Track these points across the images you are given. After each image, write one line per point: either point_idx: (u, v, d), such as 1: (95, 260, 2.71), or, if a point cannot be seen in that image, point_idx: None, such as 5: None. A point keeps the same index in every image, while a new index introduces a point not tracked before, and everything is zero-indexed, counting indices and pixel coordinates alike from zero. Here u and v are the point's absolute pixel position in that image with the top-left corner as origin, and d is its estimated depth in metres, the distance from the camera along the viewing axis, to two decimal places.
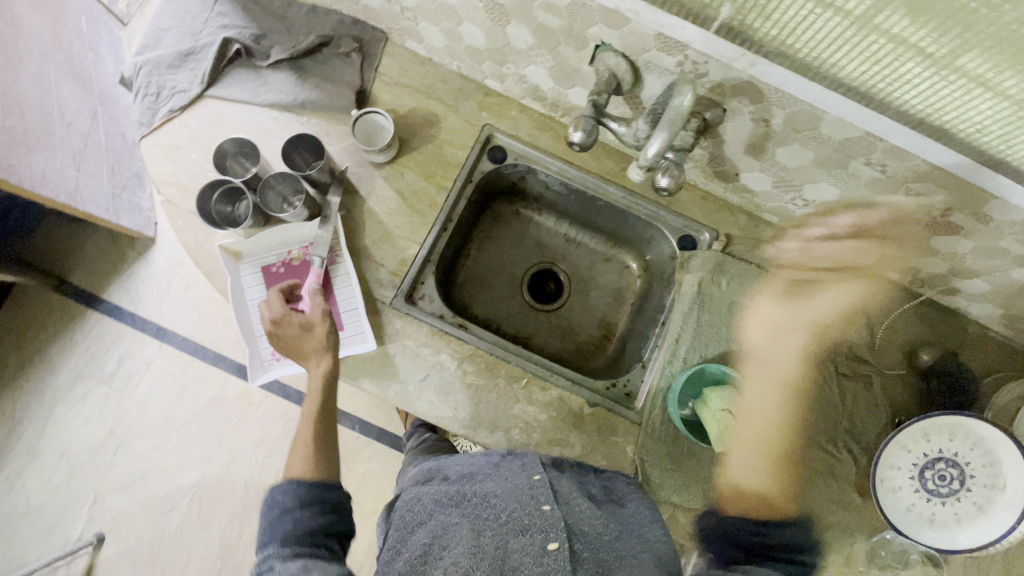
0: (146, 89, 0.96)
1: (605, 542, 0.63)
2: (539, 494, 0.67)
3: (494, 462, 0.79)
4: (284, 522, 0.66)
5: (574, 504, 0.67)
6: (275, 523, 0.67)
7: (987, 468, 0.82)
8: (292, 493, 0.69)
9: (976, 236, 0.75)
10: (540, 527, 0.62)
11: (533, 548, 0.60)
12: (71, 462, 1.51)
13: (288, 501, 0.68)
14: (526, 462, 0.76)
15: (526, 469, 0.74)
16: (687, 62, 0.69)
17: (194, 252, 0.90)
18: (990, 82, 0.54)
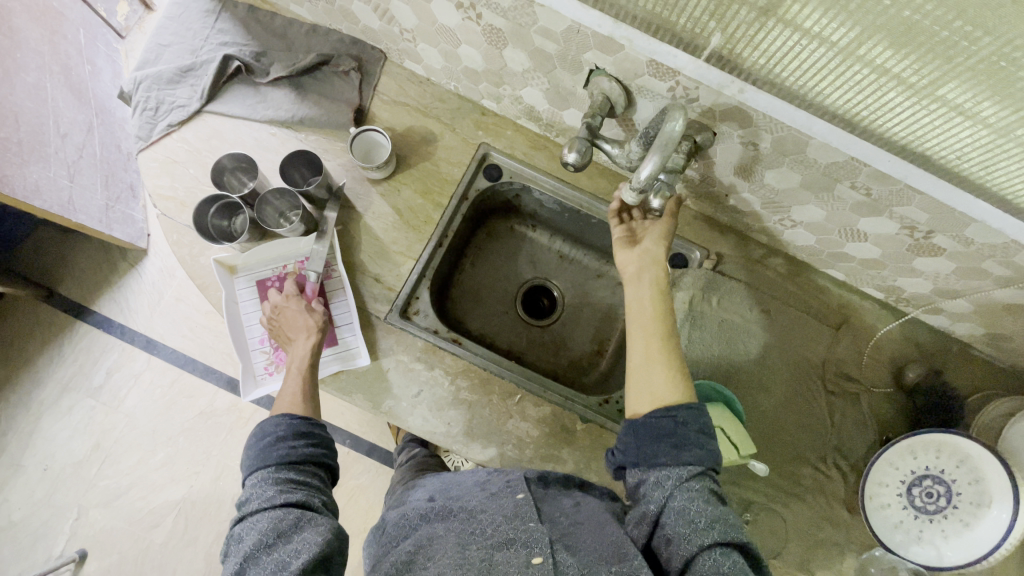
0: (145, 103, 0.96)
1: (590, 542, 0.62)
2: (523, 511, 0.67)
3: (482, 479, 0.78)
4: (277, 448, 0.69)
5: (559, 520, 0.66)
6: (266, 449, 0.69)
7: (974, 486, 0.83)
8: (288, 425, 0.72)
9: (958, 258, 0.77)
10: (525, 542, 0.62)
11: (518, 561, 0.59)
12: (55, 476, 1.48)
13: (281, 435, 0.71)
14: (511, 480, 0.75)
15: (511, 486, 0.73)
16: (679, 88, 0.71)
17: (189, 265, 0.90)
18: (968, 110, 0.57)
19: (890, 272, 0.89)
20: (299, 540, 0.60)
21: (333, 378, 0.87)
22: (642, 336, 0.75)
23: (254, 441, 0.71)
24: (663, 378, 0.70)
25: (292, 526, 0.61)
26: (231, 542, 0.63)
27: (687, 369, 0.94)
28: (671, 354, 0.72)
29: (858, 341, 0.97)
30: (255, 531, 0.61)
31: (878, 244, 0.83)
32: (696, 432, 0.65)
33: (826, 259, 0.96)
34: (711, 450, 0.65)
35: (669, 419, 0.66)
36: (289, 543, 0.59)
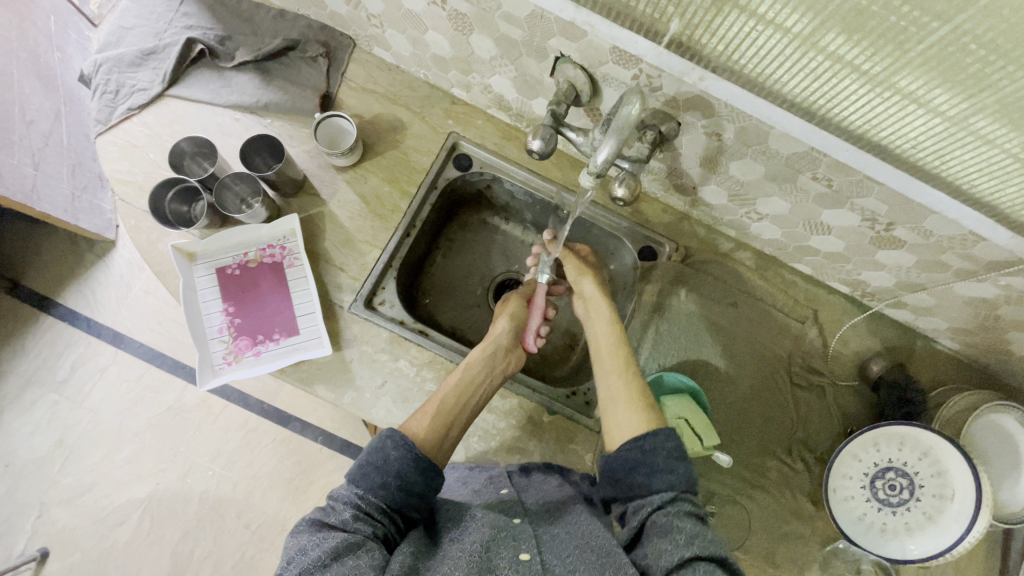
0: (105, 86, 0.94)
1: (570, 539, 0.63)
2: (509, 507, 0.69)
3: (464, 474, 0.81)
4: (378, 471, 0.66)
5: (542, 516, 0.68)
6: (367, 470, 0.67)
7: (936, 478, 0.84)
8: (395, 457, 0.67)
9: (918, 251, 0.78)
10: (514, 537, 0.61)
11: (507, 556, 0.58)
12: (15, 473, 1.43)
13: (387, 462, 0.67)
14: (493, 476, 0.78)
15: (494, 481, 0.77)
16: (642, 76, 0.71)
17: (147, 252, 0.88)
18: (921, 99, 0.57)
19: (855, 266, 0.90)
20: (351, 568, 0.55)
21: (293, 368, 0.84)
22: (604, 375, 0.80)
23: (364, 454, 0.69)
24: (628, 412, 0.74)
25: (350, 553, 0.57)
26: (290, 552, 0.57)
27: (654, 362, 0.95)
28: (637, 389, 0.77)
29: (824, 335, 0.98)
30: (320, 547, 0.56)
31: (842, 237, 0.84)
32: (665, 458, 0.67)
33: (792, 253, 0.96)
34: (683, 473, 0.66)
35: (634, 449, 0.68)
36: (339, 568, 0.54)
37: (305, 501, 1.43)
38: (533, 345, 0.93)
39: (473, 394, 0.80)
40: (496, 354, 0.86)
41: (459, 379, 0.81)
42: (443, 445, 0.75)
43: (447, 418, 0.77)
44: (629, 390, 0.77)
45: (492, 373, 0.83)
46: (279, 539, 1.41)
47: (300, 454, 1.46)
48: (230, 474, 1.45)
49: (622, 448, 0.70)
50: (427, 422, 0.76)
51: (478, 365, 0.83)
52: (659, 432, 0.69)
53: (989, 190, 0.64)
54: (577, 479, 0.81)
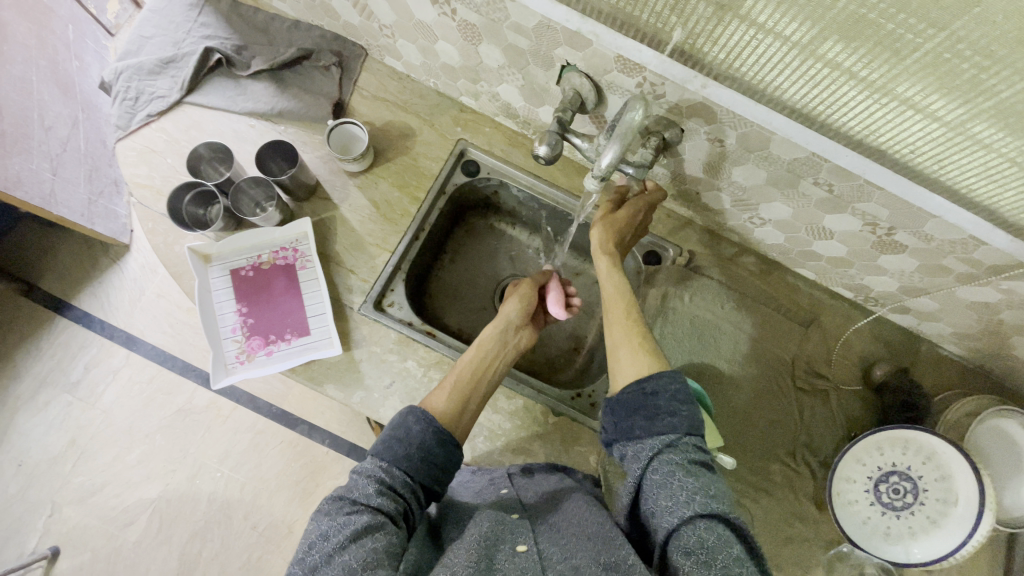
0: (125, 93, 0.97)
1: (574, 528, 0.64)
2: (509, 504, 0.70)
3: (468, 477, 0.83)
4: (401, 444, 0.67)
5: (541, 508, 0.69)
6: (390, 443, 0.67)
7: (940, 482, 0.84)
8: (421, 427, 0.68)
9: (920, 255, 0.79)
10: (513, 529, 0.63)
11: (505, 548, 0.59)
12: (28, 472, 1.46)
13: (410, 436, 0.67)
14: (494, 476, 0.80)
15: (496, 481, 0.79)
16: (646, 84, 0.73)
17: (164, 254, 0.90)
18: (919, 104, 0.59)
19: (857, 271, 0.91)
20: (370, 550, 0.55)
21: (304, 367, 0.86)
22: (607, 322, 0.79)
23: (387, 429, 0.69)
24: (629, 356, 0.73)
25: (370, 534, 0.57)
26: (311, 537, 0.57)
27: None
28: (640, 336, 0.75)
29: (827, 339, 0.98)
30: (341, 532, 0.56)
31: (844, 241, 0.85)
32: (667, 399, 0.66)
33: (796, 258, 0.97)
34: (684, 416, 0.66)
35: (636, 392, 0.68)
36: (360, 550, 0.55)
37: (313, 503, 1.44)
38: (561, 312, 0.94)
39: (487, 370, 0.81)
40: (507, 330, 0.86)
41: (471, 356, 0.81)
42: (462, 420, 0.76)
43: (463, 394, 0.77)
44: (630, 337, 0.76)
45: (504, 350, 0.84)
46: (286, 540, 1.42)
47: (307, 456, 1.48)
48: (238, 476, 1.46)
49: (625, 390, 0.70)
50: (444, 397, 0.76)
51: (490, 342, 0.84)
52: (664, 374, 0.69)
53: (987, 195, 0.66)
54: (580, 477, 0.82)
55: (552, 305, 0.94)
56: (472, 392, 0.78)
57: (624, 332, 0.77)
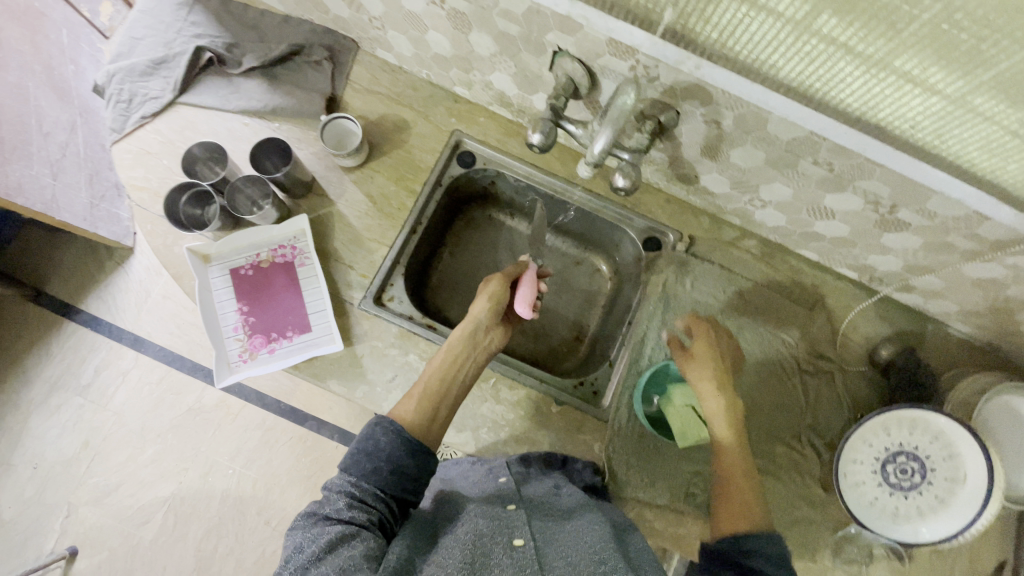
0: (119, 95, 0.97)
1: (568, 531, 0.64)
2: (505, 496, 0.71)
3: (466, 467, 0.83)
4: (368, 458, 0.67)
5: (537, 503, 0.70)
6: (359, 458, 0.67)
7: (948, 461, 0.83)
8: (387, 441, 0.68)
9: (924, 232, 0.78)
10: (509, 525, 0.63)
11: (502, 543, 0.59)
12: (45, 474, 1.48)
13: (378, 448, 0.68)
14: (493, 465, 0.81)
15: (494, 471, 0.79)
16: (639, 67, 0.72)
17: (164, 255, 0.91)
18: (917, 78, 0.57)
19: (860, 250, 0.90)
20: (347, 557, 0.55)
21: (306, 364, 0.87)
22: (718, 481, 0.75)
23: (356, 442, 0.69)
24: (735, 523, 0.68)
25: (345, 543, 0.57)
26: (287, 551, 0.58)
27: (661, 351, 0.95)
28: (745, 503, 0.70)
29: (832, 321, 0.97)
30: (316, 543, 0.57)
31: (846, 221, 0.84)
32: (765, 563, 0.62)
33: (798, 240, 0.96)
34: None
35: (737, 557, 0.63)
36: (335, 559, 0.55)
37: None
38: (527, 312, 0.90)
39: (457, 375, 0.81)
40: (476, 331, 0.85)
41: (440, 361, 0.81)
42: (433, 425, 0.75)
43: (432, 400, 0.77)
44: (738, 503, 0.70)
45: (473, 353, 0.84)
46: None
47: (317, 452, 1.50)
48: (249, 472, 1.48)
49: (722, 542, 0.66)
50: (412, 407, 0.76)
51: (458, 346, 0.83)
52: (762, 536, 0.64)
53: (990, 167, 0.64)
54: (579, 468, 0.85)
55: (519, 304, 0.90)
56: (440, 399, 0.78)
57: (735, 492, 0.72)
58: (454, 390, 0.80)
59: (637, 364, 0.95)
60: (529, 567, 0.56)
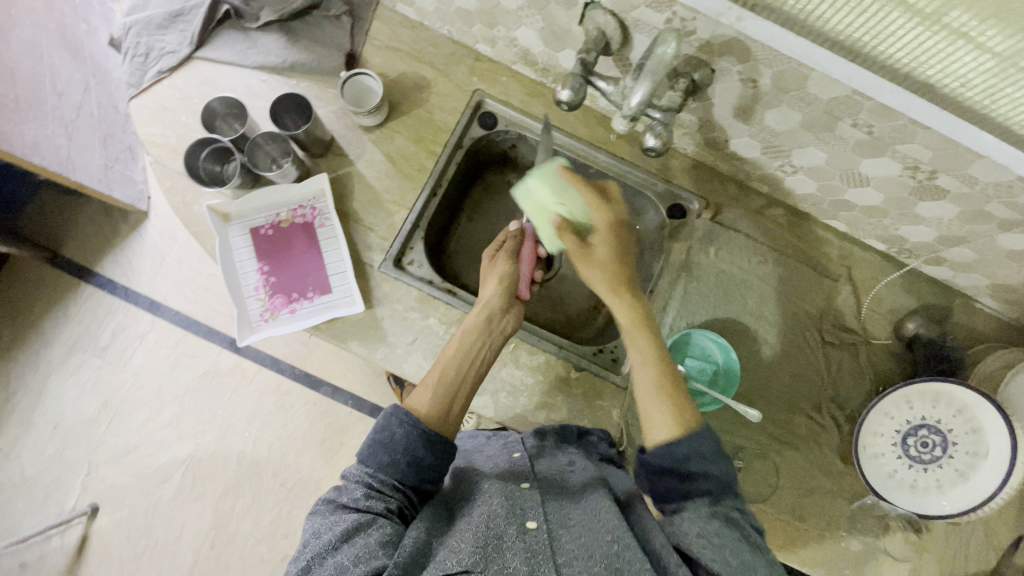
0: (135, 49, 0.95)
1: (580, 514, 0.65)
2: (518, 473, 0.72)
3: (482, 441, 0.85)
4: (385, 451, 0.68)
5: (550, 483, 0.72)
6: (376, 449, 0.68)
7: (970, 435, 0.83)
8: (405, 436, 0.68)
9: (962, 200, 0.75)
10: (521, 505, 0.65)
11: (515, 524, 0.61)
12: (65, 433, 1.52)
13: (394, 439, 0.68)
14: (508, 440, 0.83)
15: (509, 447, 0.80)
16: (676, 19, 0.69)
17: (183, 213, 0.90)
18: (971, 35, 0.55)
19: (892, 221, 0.87)
20: (362, 546, 0.57)
21: (327, 325, 0.87)
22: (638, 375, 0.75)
23: (372, 433, 0.70)
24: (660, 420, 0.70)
25: (362, 531, 0.59)
26: (305, 536, 0.60)
27: (682, 321, 0.93)
28: (673, 394, 0.71)
29: (857, 293, 0.95)
30: (332, 530, 0.59)
31: (880, 188, 0.81)
32: (699, 464, 0.66)
33: (827, 209, 0.94)
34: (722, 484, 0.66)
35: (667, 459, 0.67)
36: (351, 548, 0.57)
37: (338, 462, 1.49)
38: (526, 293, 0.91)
39: (473, 362, 0.80)
40: (491, 317, 0.84)
41: (455, 349, 0.80)
42: (451, 414, 0.75)
43: (449, 388, 0.77)
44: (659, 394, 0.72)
45: (488, 338, 0.83)
46: (314, 496, 1.47)
47: (331, 417, 1.52)
48: (265, 435, 1.51)
49: (655, 453, 0.69)
50: (429, 397, 0.76)
51: (473, 332, 0.82)
52: (695, 436, 0.67)
53: None
54: (596, 440, 0.84)
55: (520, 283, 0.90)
56: (456, 386, 0.77)
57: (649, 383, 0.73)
58: (469, 377, 0.79)
59: (657, 334, 0.93)
60: (542, 554, 0.57)
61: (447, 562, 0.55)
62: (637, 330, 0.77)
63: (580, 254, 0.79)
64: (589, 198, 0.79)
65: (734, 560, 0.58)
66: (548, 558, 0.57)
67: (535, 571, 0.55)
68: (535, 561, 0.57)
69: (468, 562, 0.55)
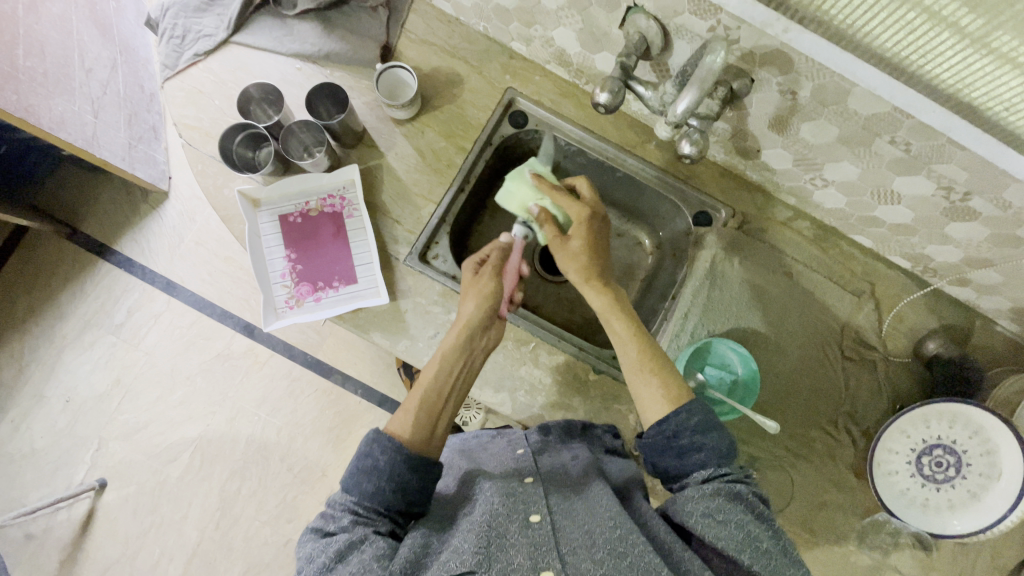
0: (172, 31, 0.96)
1: (582, 507, 0.65)
2: (521, 469, 0.73)
3: (486, 441, 0.85)
4: (370, 478, 0.65)
5: (553, 477, 0.73)
6: (361, 477, 0.66)
7: (984, 457, 0.84)
8: (391, 459, 0.66)
9: (993, 223, 0.75)
10: (523, 500, 0.65)
11: (518, 519, 0.62)
12: (76, 408, 1.53)
13: (377, 468, 0.66)
14: (512, 439, 0.83)
15: (513, 443, 0.82)
16: (719, 28, 0.69)
17: (213, 196, 0.91)
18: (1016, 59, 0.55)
19: (919, 239, 0.87)
20: (357, 563, 0.57)
21: (350, 315, 0.87)
22: (625, 355, 0.76)
23: (356, 460, 0.67)
24: (652, 392, 0.72)
25: (355, 549, 0.60)
26: (300, 561, 0.60)
27: (704, 328, 0.92)
28: (664, 369, 0.73)
29: (880, 309, 0.95)
30: (326, 552, 0.59)
31: (912, 207, 0.81)
32: (690, 438, 0.67)
33: (854, 224, 0.93)
34: (711, 445, 0.66)
35: (663, 435, 0.68)
36: (346, 567, 0.57)
37: (346, 450, 1.50)
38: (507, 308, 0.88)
39: (455, 381, 0.78)
40: (473, 334, 0.80)
41: (436, 370, 0.77)
42: (435, 437, 0.72)
43: (433, 409, 0.74)
44: (647, 366, 0.74)
45: (470, 355, 0.80)
46: (320, 482, 1.48)
47: (341, 405, 1.52)
48: (274, 420, 1.52)
49: (650, 432, 0.70)
50: (411, 420, 0.72)
51: (454, 351, 0.79)
52: (682, 409, 0.68)
53: None
54: (600, 433, 0.86)
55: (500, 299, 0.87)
56: (438, 407, 0.74)
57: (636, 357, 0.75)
58: (452, 396, 0.77)
59: (678, 340, 0.92)
60: (544, 545, 0.58)
61: (450, 563, 0.56)
62: (611, 312, 0.79)
63: (560, 246, 0.83)
64: (563, 198, 0.84)
65: (739, 532, 0.58)
66: (550, 547, 0.57)
67: (539, 562, 0.56)
68: (539, 552, 0.57)
69: (472, 562, 0.55)
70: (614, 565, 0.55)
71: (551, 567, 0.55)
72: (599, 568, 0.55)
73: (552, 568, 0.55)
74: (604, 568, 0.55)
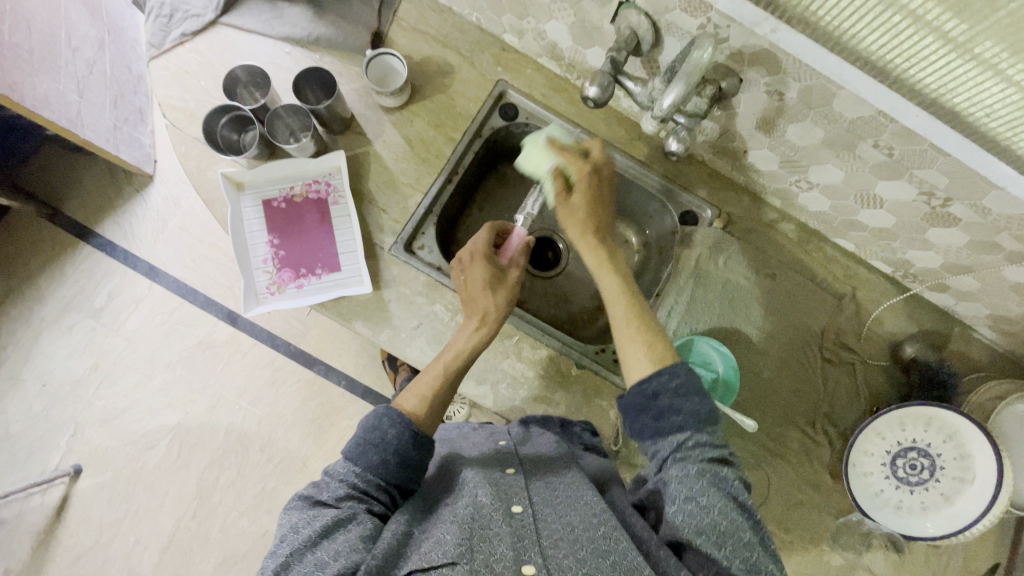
0: (159, 9, 0.94)
1: (563, 495, 0.66)
2: (504, 459, 0.73)
3: (467, 430, 0.85)
4: (375, 450, 0.65)
5: (535, 467, 0.73)
6: (366, 449, 0.66)
7: (958, 461, 0.85)
8: (400, 431, 0.67)
9: (972, 230, 0.76)
10: (505, 491, 0.65)
11: (500, 507, 0.61)
12: (53, 392, 1.50)
13: (386, 439, 0.66)
14: (494, 429, 0.83)
15: (495, 434, 0.81)
16: (710, 25, 0.70)
17: (197, 178, 0.90)
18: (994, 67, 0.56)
19: (900, 244, 0.88)
20: (344, 541, 0.57)
21: (332, 303, 0.86)
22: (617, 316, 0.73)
23: (361, 431, 0.67)
24: (635, 346, 0.69)
25: (342, 527, 0.59)
26: (284, 530, 0.60)
27: (686, 326, 0.93)
28: (650, 331, 0.70)
29: (861, 313, 0.96)
30: (312, 525, 0.58)
31: (894, 212, 0.82)
32: (671, 399, 0.64)
33: (837, 227, 0.94)
34: (691, 410, 0.63)
35: (641, 394, 0.65)
36: (332, 544, 0.57)
37: (326, 442, 1.48)
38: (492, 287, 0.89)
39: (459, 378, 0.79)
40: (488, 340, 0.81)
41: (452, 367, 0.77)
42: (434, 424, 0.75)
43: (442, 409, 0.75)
44: (634, 331, 0.71)
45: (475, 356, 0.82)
46: (299, 474, 1.46)
47: (323, 397, 1.51)
48: (255, 409, 1.50)
49: (631, 391, 0.67)
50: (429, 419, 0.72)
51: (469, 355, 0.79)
52: (665, 371, 0.65)
53: None
54: (579, 430, 0.87)
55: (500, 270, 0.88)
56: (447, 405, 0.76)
57: (624, 317, 0.72)
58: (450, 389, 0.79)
59: None
60: (527, 538, 0.58)
61: (432, 554, 0.55)
62: (603, 270, 0.77)
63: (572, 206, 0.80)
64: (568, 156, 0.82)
65: (722, 520, 0.57)
66: (533, 541, 0.58)
67: (522, 555, 0.56)
68: (522, 545, 0.57)
69: (455, 553, 0.54)
70: (597, 566, 0.55)
71: (531, 563, 0.55)
72: (581, 567, 0.55)
73: (534, 564, 0.55)
74: (587, 567, 0.55)
